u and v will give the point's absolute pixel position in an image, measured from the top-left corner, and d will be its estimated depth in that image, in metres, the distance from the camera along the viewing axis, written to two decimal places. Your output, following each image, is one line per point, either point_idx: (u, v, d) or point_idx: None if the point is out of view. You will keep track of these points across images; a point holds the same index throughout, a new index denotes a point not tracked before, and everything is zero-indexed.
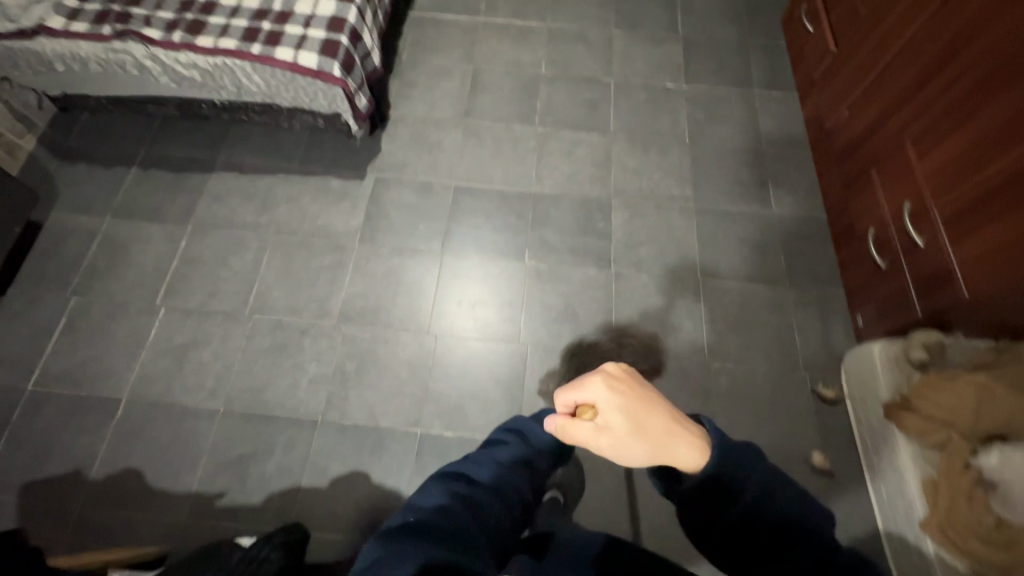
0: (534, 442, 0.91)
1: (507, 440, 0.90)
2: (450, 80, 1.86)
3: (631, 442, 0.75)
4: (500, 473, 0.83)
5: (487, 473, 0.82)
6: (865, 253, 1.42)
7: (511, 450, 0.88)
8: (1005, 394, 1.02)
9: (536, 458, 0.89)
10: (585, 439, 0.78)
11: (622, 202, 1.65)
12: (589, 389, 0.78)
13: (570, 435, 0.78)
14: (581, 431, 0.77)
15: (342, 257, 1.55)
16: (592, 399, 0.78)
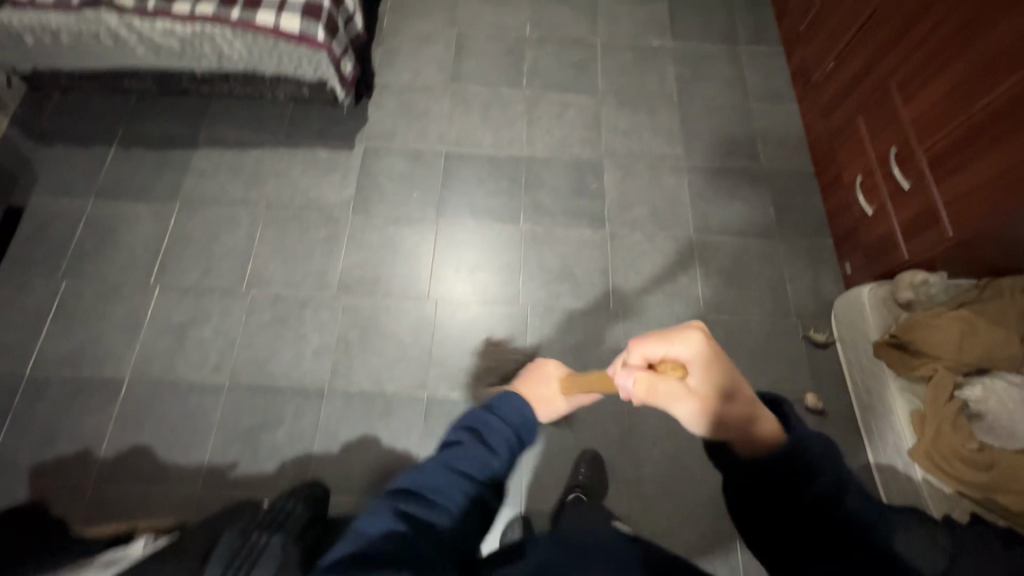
0: (495, 439, 0.76)
1: (462, 442, 0.76)
2: (434, 45, 1.83)
3: (718, 410, 0.64)
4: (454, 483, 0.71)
5: (442, 488, 0.70)
6: (852, 201, 1.46)
7: (464, 456, 0.74)
8: (990, 330, 1.15)
9: (497, 462, 0.75)
10: (667, 399, 0.66)
11: (614, 162, 1.65)
12: (684, 344, 0.66)
13: (652, 393, 0.67)
14: (668, 390, 0.66)
15: (336, 228, 1.54)
16: (681, 355, 0.67)
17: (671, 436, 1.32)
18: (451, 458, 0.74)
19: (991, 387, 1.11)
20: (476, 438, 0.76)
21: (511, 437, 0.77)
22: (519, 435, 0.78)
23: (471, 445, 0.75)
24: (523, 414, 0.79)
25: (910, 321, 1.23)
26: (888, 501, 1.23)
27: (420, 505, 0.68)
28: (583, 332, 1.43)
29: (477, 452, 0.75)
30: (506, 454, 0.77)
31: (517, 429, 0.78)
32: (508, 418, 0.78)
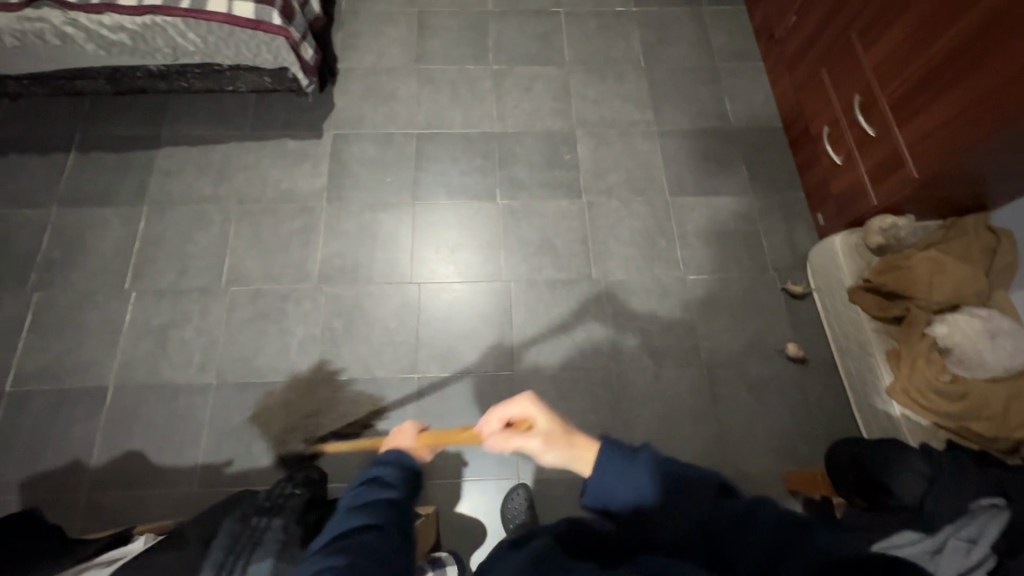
0: (387, 477, 0.79)
1: (358, 492, 0.75)
2: (396, 26, 1.79)
3: (555, 440, 0.74)
4: (370, 516, 0.71)
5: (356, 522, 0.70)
6: (821, 153, 1.48)
7: (366, 496, 0.75)
8: (955, 267, 1.21)
9: (398, 493, 0.77)
10: (517, 445, 0.77)
11: (586, 132, 1.65)
12: (516, 402, 0.80)
13: (505, 444, 0.78)
14: (515, 438, 0.77)
15: (310, 219, 1.52)
16: (524, 413, 0.79)
17: (660, 397, 1.35)
18: (354, 503, 0.74)
19: (956, 324, 1.15)
20: (369, 481, 0.77)
21: (399, 472, 0.80)
22: (407, 469, 0.81)
23: (367, 488, 0.76)
24: (402, 453, 0.83)
25: (883, 266, 1.28)
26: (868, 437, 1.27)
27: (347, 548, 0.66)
28: (567, 302, 1.44)
29: (377, 490, 0.76)
30: (404, 486, 0.79)
31: (403, 463, 0.82)
32: (391, 457, 0.81)
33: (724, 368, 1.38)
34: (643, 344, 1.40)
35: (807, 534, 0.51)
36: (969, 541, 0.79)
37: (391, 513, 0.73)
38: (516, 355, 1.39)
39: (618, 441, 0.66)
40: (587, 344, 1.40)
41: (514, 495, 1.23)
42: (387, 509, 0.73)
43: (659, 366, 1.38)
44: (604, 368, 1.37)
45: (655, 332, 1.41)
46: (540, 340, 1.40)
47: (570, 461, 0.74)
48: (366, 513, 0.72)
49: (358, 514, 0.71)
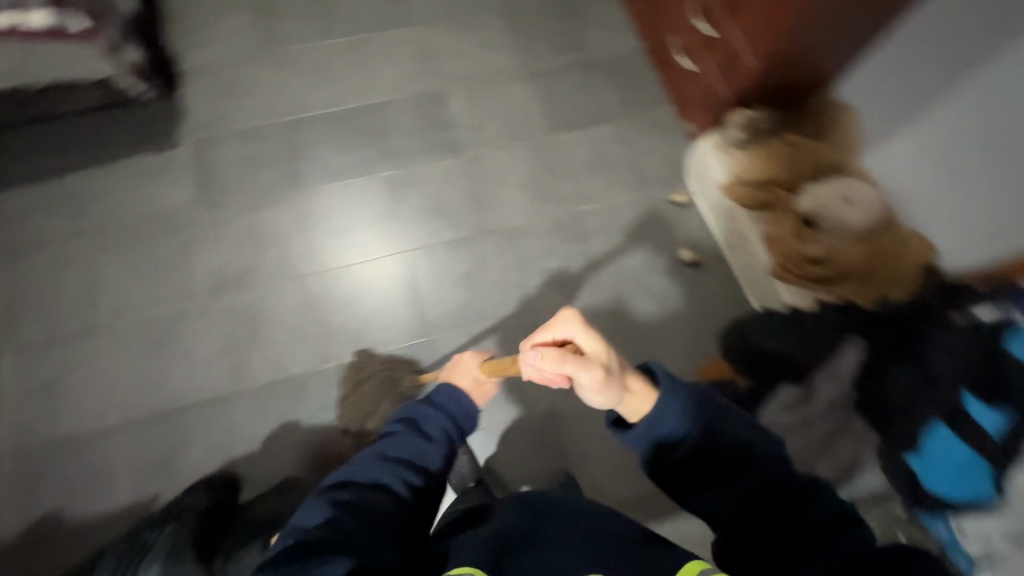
0: (429, 428, 0.81)
1: (397, 432, 0.80)
2: (233, 12, 1.67)
3: (613, 373, 0.70)
4: (393, 475, 0.76)
5: (377, 476, 0.75)
6: (678, 65, 1.53)
7: (397, 445, 0.79)
8: (805, 147, 1.30)
9: (430, 449, 0.80)
10: (572, 370, 0.71)
11: (456, 87, 1.62)
12: (562, 321, 0.76)
13: (561, 363, 0.71)
14: (570, 360, 0.71)
15: (186, 233, 1.44)
16: (571, 337, 0.76)
17: None
18: (384, 448, 0.79)
19: (812, 192, 1.26)
20: (409, 428, 0.81)
21: (442, 428, 0.82)
22: (453, 422, 0.83)
23: (403, 435, 0.80)
24: (454, 402, 0.84)
25: (744, 160, 1.36)
26: (759, 307, 1.39)
27: (359, 491, 0.73)
28: (469, 258, 1.44)
29: (411, 439, 0.79)
30: (439, 443, 0.81)
31: (450, 419, 0.83)
32: (441, 406, 0.83)
33: (629, 285, 1.43)
34: (549, 281, 1.43)
35: (852, 526, 0.66)
36: (832, 374, 0.98)
37: (418, 470, 0.78)
38: (430, 321, 1.39)
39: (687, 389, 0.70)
40: (496, 293, 1.41)
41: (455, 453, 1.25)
42: (409, 465, 0.77)
43: (567, 298, 1.42)
44: (518, 313, 1.40)
45: (558, 268, 1.44)
46: (450, 301, 1.41)
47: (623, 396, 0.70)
48: (389, 462, 0.77)
49: (387, 464, 0.76)
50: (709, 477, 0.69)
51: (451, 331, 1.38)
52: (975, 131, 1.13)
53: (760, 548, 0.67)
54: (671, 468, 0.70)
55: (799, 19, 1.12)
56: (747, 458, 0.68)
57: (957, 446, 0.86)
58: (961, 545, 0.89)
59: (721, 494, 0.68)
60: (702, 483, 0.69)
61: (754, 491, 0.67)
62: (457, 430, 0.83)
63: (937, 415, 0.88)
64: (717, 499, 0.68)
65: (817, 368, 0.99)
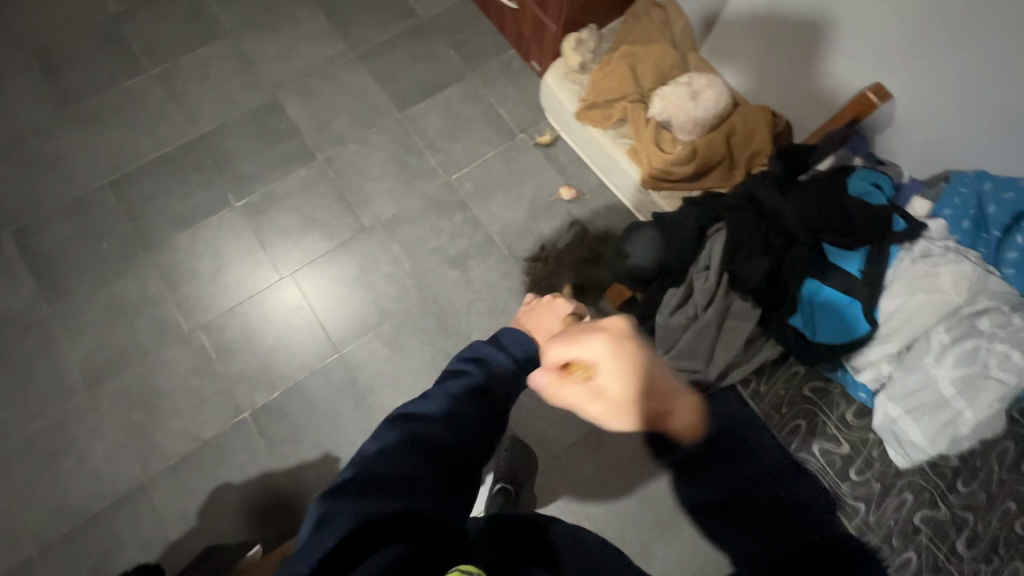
0: (498, 365, 0.73)
1: (466, 370, 0.71)
2: (13, 77, 1.47)
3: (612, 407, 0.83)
4: (464, 409, 0.64)
5: (446, 408, 0.64)
6: (502, 6, 1.50)
7: (466, 379, 0.69)
8: (645, 55, 1.33)
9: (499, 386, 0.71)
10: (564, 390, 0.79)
11: (288, 92, 1.52)
12: (591, 344, 0.76)
13: (557, 386, 0.78)
14: (575, 384, 0.78)
15: (41, 331, 1.29)
16: (592, 357, 0.76)
17: (479, 296, 1.37)
18: (451, 383, 0.68)
19: (663, 95, 1.27)
20: (480, 368, 0.72)
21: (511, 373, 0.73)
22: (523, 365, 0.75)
23: (474, 371, 0.70)
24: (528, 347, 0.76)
25: (592, 80, 1.35)
26: (644, 218, 1.41)
27: (420, 421, 0.61)
28: (353, 262, 1.38)
29: (481, 376, 0.70)
30: (512, 379, 0.73)
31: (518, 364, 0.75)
32: (511, 342, 0.76)
33: (521, 239, 1.42)
34: (442, 259, 1.39)
35: None
36: (703, 269, 0.99)
37: (489, 406, 0.67)
38: (335, 337, 1.32)
39: None
40: (391, 288, 1.37)
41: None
42: (477, 399, 0.67)
43: (465, 271, 1.39)
44: (420, 301, 1.36)
45: (447, 244, 1.41)
46: (349, 311, 1.35)
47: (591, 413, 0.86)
48: (456, 394, 0.66)
49: (457, 396, 0.66)
50: None
51: (359, 340, 1.32)
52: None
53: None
54: None
55: None
56: None
57: (824, 291, 0.93)
58: (857, 381, 0.94)
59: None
60: None
61: None
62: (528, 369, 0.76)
63: (808, 274, 0.93)
64: None
65: (690, 267, 1.01)
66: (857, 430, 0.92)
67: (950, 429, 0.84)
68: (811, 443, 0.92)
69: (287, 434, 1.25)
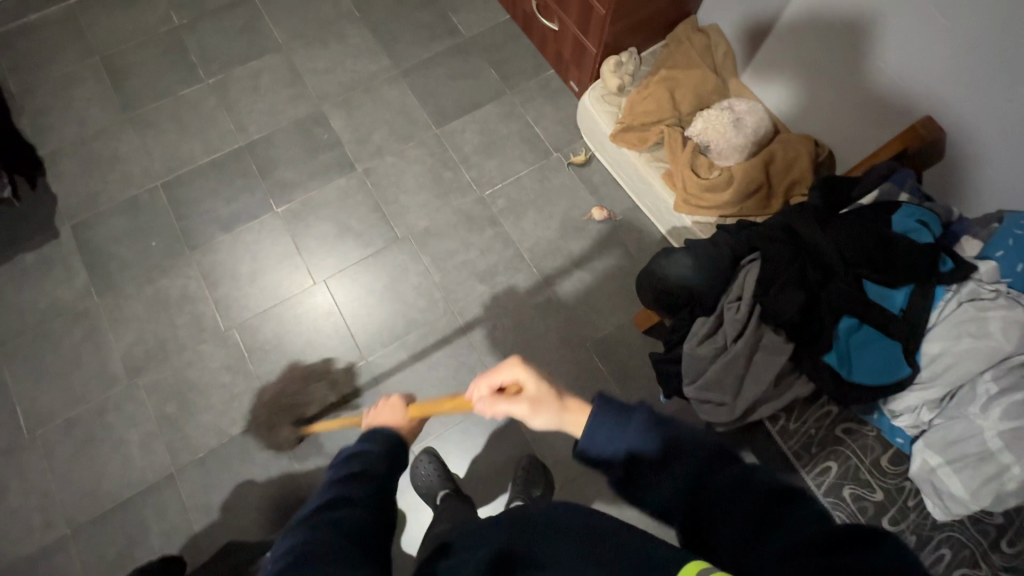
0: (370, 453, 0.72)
1: (342, 466, 0.70)
2: (84, 83, 1.58)
3: (542, 401, 0.69)
4: (350, 493, 0.65)
5: (335, 498, 0.64)
6: (543, 28, 1.52)
7: (344, 470, 0.69)
8: (684, 79, 1.35)
9: (380, 467, 0.71)
10: (503, 411, 0.70)
11: (332, 104, 1.57)
12: (508, 364, 0.72)
13: (494, 409, 0.71)
14: (500, 404, 0.71)
15: (90, 321, 1.36)
16: (513, 378, 0.72)
17: (504, 312, 1.37)
18: (331, 480, 0.68)
19: (705, 117, 1.29)
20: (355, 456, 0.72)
21: (383, 454, 0.73)
22: (392, 448, 0.75)
23: (349, 464, 0.70)
24: (390, 433, 0.77)
25: (630, 102, 1.36)
26: (675, 243, 1.39)
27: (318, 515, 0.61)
28: (383, 271, 1.41)
29: (358, 465, 0.70)
30: (390, 466, 0.72)
31: (390, 443, 0.76)
32: (377, 432, 0.77)
33: (549, 258, 1.42)
34: (470, 273, 1.41)
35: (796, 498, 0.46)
36: (736, 298, 0.96)
37: (375, 488, 0.67)
38: (362, 344, 1.35)
39: (614, 398, 0.61)
40: (419, 299, 1.39)
41: (423, 461, 1.20)
42: (362, 485, 0.67)
43: (492, 286, 1.40)
44: (446, 313, 1.37)
45: (476, 258, 1.42)
46: (377, 318, 1.37)
47: (560, 423, 0.68)
48: (341, 485, 0.66)
49: (340, 486, 0.66)
50: (659, 473, 0.55)
51: (385, 349, 1.35)
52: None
53: (705, 541, 0.49)
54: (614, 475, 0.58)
55: None
56: (681, 449, 0.55)
57: (863, 330, 0.90)
58: (895, 426, 0.90)
59: (660, 492, 0.54)
60: (643, 480, 0.56)
61: (695, 481, 0.52)
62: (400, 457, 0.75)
63: (847, 311, 0.90)
64: (669, 496, 0.54)
65: (722, 296, 0.97)
66: (893, 477, 0.89)
67: (994, 483, 0.79)
68: (842, 487, 0.90)
69: (308, 436, 1.27)
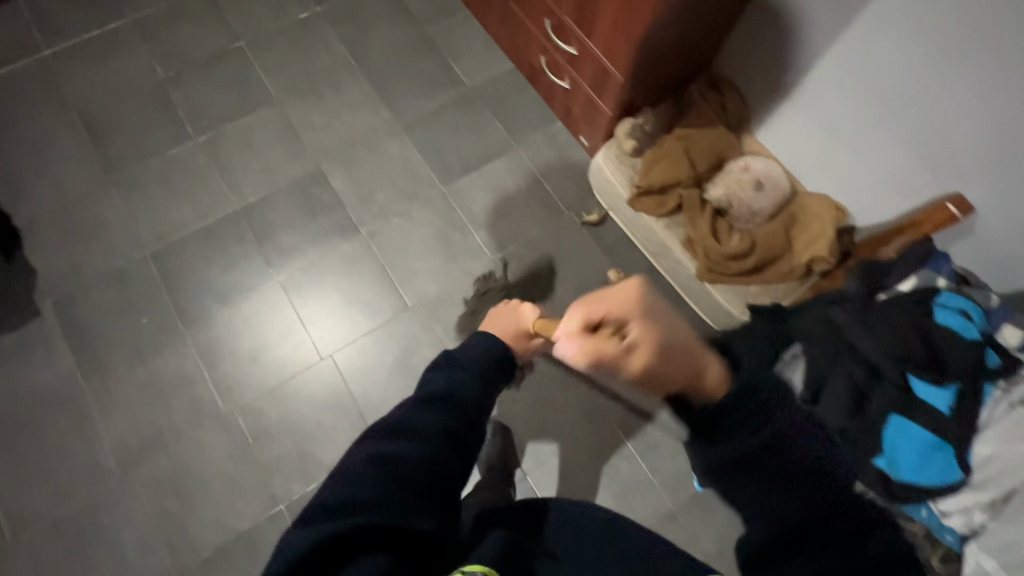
0: (464, 369, 0.71)
1: (438, 373, 0.71)
2: (61, 143, 1.47)
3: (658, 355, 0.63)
4: (429, 418, 0.65)
5: (416, 421, 0.64)
6: (551, 82, 1.48)
7: (435, 385, 0.69)
8: (700, 138, 1.31)
9: (466, 388, 0.70)
10: (608, 353, 0.66)
11: (332, 162, 1.50)
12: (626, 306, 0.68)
13: (592, 348, 0.67)
14: (605, 346, 0.66)
15: (77, 409, 1.26)
16: (625, 321, 0.68)
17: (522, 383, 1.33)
18: (424, 389, 0.69)
19: (723, 181, 1.27)
20: (447, 367, 0.71)
21: (470, 377, 0.71)
22: (486, 367, 0.73)
23: (443, 376, 0.70)
24: (486, 346, 0.75)
25: (647, 165, 1.32)
26: (700, 310, 1.36)
27: (394, 441, 0.62)
28: (395, 343, 1.34)
29: (452, 379, 0.70)
30: (476, 389, 0.70)
31: (484, 364, 0.73)
32: (479, 347, 0.74)
33: None
34: None
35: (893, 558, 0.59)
36: None
37: (456, 415, 0.67)
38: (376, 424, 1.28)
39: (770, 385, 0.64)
40: None
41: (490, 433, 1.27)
42: (445, 407, 0.67)
43: None
44: None
45: None
46: (390, 395, 1.30)
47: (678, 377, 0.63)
48: (427, 402, 0.67)
49: (427, 403, 0.67)
50: (788, 478, 0.61)
51: None
52: (869, 61, 1.12)
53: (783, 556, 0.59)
54: (732, 456, 0.62)
55: (646, 24, 1.10)
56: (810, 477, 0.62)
57: (911, 428, 0.85)
58: (944, 524, 0.84)
59: (760, 481, 0.61)
60: (760, 474, 0.61)
61: (807, 506, 0.60)
62: (492, 372, 0.73)
63: (891, 408, 0.86)
64: (776, 504, 0.60)
65: None
66: None
67: None
68: None
69: None
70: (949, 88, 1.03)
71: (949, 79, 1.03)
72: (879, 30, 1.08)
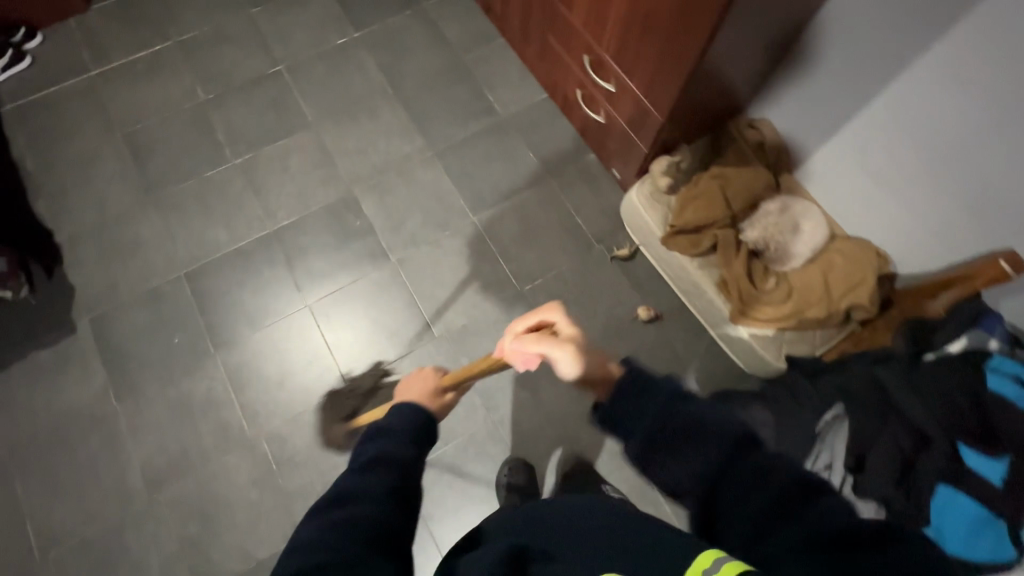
0: (401, 428, 0.64)
1: (372, 440, 0.63)
2: (105, 163, 1.51)
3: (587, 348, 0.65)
4: (374, 480, 0.58)
5: (362, 485, 0.57)
6: (586, 115, 1.47)
7: (373, 448, 0.62)
8: (737, 176, 1.28)
9: (407, 447, 0.63)
10: (542, 344, 0.67)
11: (364, 188, 1.51)
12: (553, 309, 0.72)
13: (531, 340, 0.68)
14: (541, 339, 0.67)
15: (109, 427, 1.28)
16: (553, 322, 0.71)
17: (547, 419, 1.32)
18: (360, 456, 0.61)
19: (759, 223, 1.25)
20: (374, 438, 0.63)
21: (404, 440, 0.63)
22: (421, 423, 0.66)
23: (380, 439, 0.63)
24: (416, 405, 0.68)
25: (681, 203, 1.30)
26: (732, 351, 1.33)
27: (347, 507, 0.55)
28: None
29: (389, 441, 0.63)
30: (414, 448, 0.63)
31: (413, 431, 0.65)
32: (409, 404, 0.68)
33: None
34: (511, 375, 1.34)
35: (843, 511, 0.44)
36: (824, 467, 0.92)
37: (402, 476, 0.60)
38: None
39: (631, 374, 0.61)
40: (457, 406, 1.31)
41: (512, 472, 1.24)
42: (391, 467, 0.60)
43: (534, 390, 1.34)
44: (488, 419, 1.31)
45: None
46: None
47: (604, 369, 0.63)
48: (368, 465, 0.59)
49: (369, 466, 0.59)
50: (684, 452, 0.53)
51: None
52: (917, 106, 1.09)
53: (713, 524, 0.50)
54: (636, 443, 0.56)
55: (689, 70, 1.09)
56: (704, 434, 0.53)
57: (961, 501, 0.81)
58: None
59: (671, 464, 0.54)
60: (664, 454, 0.54)
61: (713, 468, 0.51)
62: (428, 432, 0.67)
63: (939, 479, 0.83)
64: (682, 473, 0.53)
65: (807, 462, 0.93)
66: None
67: None
68: None
69: None
70: (1003, 144, 1.00)
71: (1000, 130, 0.99)
72: (928, 81, 1.06)
